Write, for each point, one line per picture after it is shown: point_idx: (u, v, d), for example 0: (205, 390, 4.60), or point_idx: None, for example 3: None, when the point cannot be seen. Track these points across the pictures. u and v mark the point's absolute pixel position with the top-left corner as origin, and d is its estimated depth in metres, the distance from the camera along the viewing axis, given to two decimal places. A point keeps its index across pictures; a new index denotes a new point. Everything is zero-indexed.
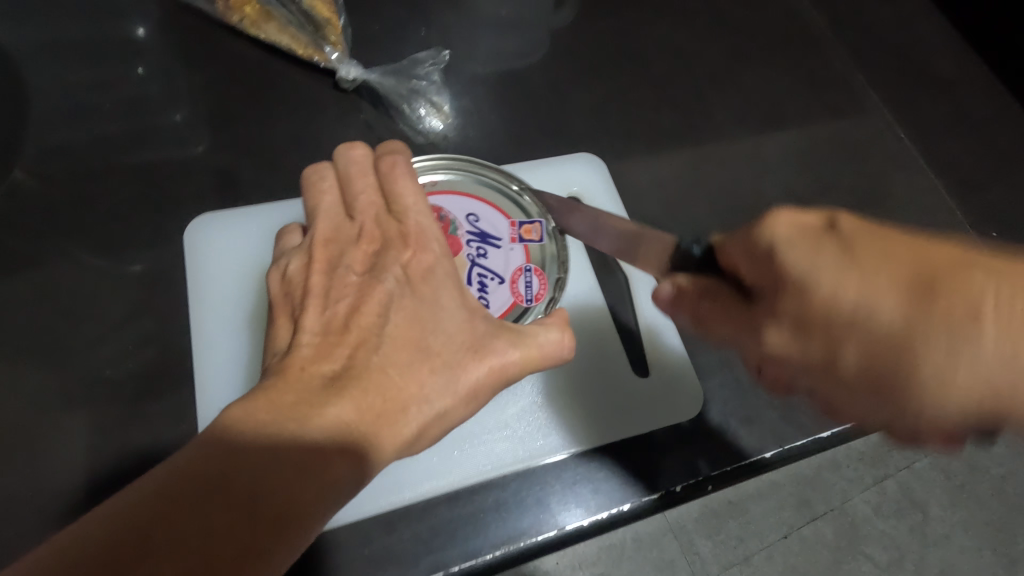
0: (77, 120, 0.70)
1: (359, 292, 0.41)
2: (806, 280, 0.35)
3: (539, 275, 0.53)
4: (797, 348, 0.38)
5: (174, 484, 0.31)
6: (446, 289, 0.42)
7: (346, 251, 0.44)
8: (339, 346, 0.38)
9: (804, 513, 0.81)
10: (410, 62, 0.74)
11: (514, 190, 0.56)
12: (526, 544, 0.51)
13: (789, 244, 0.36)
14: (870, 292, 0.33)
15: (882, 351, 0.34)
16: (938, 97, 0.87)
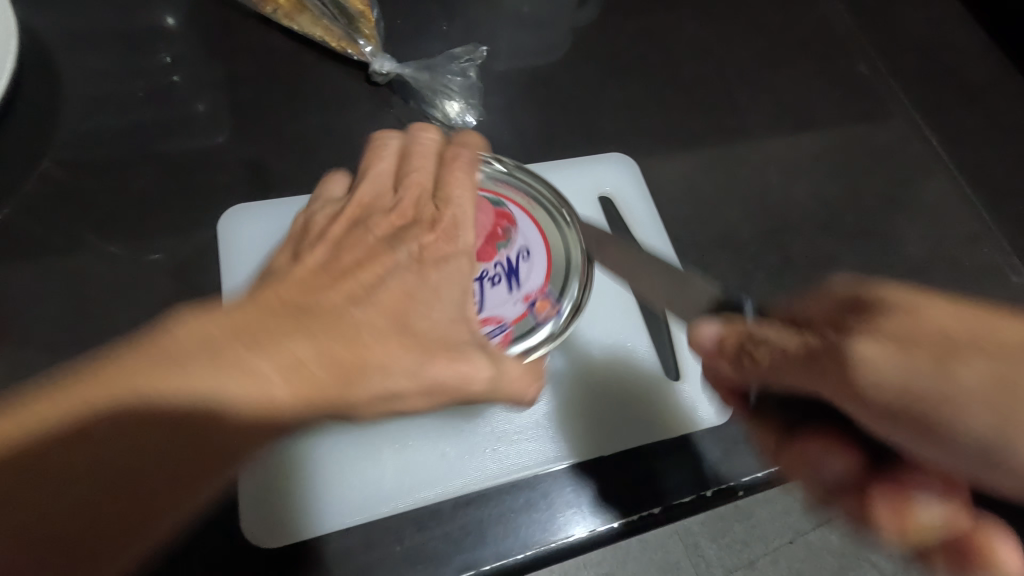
0: (107, 107, 0.70)
1: (372, 251, 0.43)
2: (884, 373, 0.31)
3: (505, 343, 0.48)
4: (892, 367, 0.31)
5: (146, 417, 0.33)
6: (453, 277, 0.43)
7: (374, 216, 0.46)
8: (343, 295, 0.40)
9: (811, 521, 0.99)
10: (446, 58, 0.73)
11: (578, 257, 0.53)
12: (556, 545, 0.51)
13: (883, 359, 0.31)
14: (945, 368, 0.30)
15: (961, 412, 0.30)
16: (971, 105, 0.87)
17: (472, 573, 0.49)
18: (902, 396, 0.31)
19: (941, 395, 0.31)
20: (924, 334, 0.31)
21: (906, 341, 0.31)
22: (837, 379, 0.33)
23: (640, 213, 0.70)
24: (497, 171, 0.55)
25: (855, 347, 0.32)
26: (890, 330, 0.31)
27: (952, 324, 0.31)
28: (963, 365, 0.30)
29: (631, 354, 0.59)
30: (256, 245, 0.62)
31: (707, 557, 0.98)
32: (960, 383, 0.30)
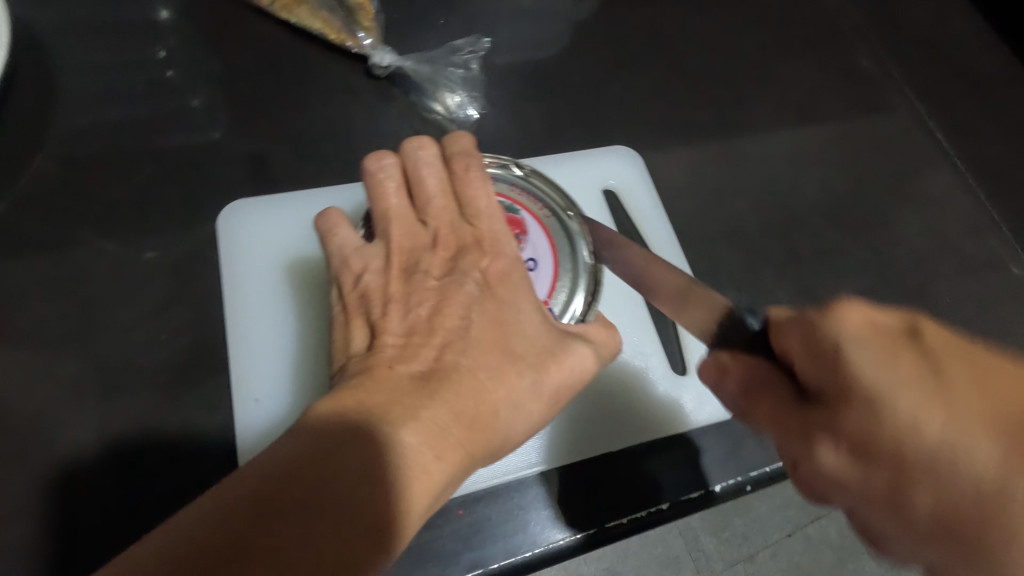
0: (102, 102, 0.69)
1: (440, 295, 0.39)
2: (875, 388, 0.30)
3: None
4: (854, 470, 0.31)
5: (264, 485, 0.28)
6: (524, 293, 0.40)
7: (422, 257, 0.41)
8: (425, 346, 0.36)
9: (808, 513, 1.00)
10: (448, 49, 0.72)
11: (587, 263, 0.49)
12: (565, 542, 0.51)
13: (858, 344, 0.31)
14: (934, 420, 0.29)
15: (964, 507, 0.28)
16: (974, 97, 0.86)
17: (481, 571, 0.49)
18: (944, 442, 0.28)
19: (927, 466, 0.29)
20: (898, 398, 0.29)
21: (861, 445, 0.31)
22: (808, 441, 0.33)
23: (645, 208, 0.69)
24: (517, 177, 0.53)
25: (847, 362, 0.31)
26: (843, 436, 0.31)
27: (950, 414, 0.28)
28: (906, 395, 0.29)
29: (637, 363, 0.58)
30: (261, 244, 0.61)
31: (706, 551, 0.98)
32: (962, 462, 0.28)
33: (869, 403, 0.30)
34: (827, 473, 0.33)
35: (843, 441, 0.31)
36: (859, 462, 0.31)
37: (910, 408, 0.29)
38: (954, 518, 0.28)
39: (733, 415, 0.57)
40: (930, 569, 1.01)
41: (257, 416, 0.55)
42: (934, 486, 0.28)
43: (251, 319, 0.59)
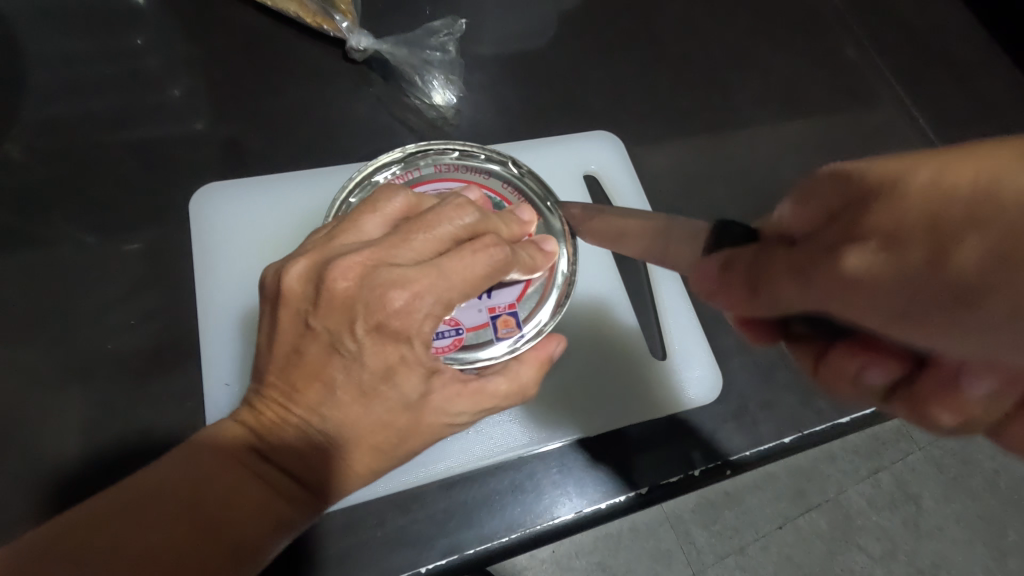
0: (75, 88, 0.68)
1: (363, 278, 0.34)
2: (895, 191, 0.21)
3: (455, 342, 0.43)
4: (885, 271, 0.21)
5: (201, 467, 0.37)
6: (458, 280, 0.35)
7: (359, 231, 0.38)
8: (345, 340, 0.35)
9: (800, 505, 1.00)
10: (425, 31, 0.70)
11: (562, 268, 0.46)
12: (542, 528, 0.50)
13: (892, 196, 0.21)
14: (1022, 166, 0.19)
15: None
16: (957, 83, 0.86)
17: (457, 556, 0.48)
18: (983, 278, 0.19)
19: (967, 214, 0.19)
20: (908, 216, 0.20)
21: (895, 233, 0.21)
22: (830, 279, 0.24)
23: (627, 193, 0.69)
24: (512, 174, 0.48)
25: (844, 259, 0.23)
26: (872, 225, 0.22)
27: (954, 163, 0.20)
28: (925, 169, 0.21)
29: (616, 346, 0.58)
30: (234, 226, 0.60)
31: (697, 543, 0.98)
32: (1004, 188, 0.18)
33: (884, 197, 0.22)
34: (855, 279, 0.23)
35: (873, 234, 0.22)
36: (893, 251, 0.21)
37: (936, 218, 0.20)
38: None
39: (711, 401, 0.57)
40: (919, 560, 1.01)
41: (223, 402, 0.54)
42: (991, 236, 0.18)
43: (221, 304, 0.57)
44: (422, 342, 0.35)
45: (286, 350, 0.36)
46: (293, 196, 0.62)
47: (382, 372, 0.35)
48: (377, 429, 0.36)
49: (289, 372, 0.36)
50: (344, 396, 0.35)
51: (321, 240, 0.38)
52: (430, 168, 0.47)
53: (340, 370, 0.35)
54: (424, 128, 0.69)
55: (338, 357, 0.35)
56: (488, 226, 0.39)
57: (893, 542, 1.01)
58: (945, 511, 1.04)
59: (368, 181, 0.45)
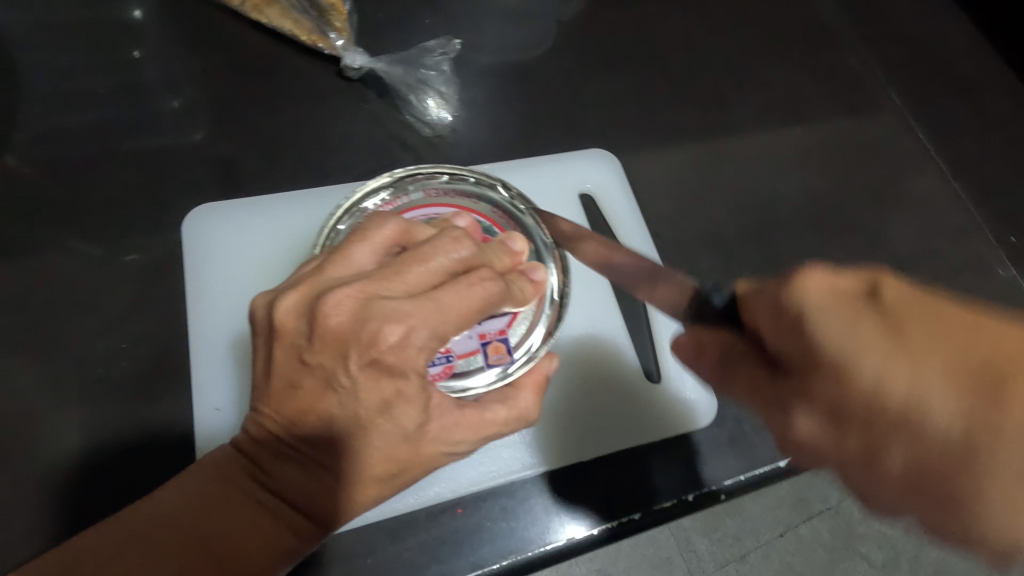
0: (72, 104, 0.68)
1: (357, 312, 0.34)
2: (846, 362, 0.29)
3: (445, 371, 0.42)
4: (825, 437, 0.32)
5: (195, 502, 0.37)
6: (454, 313, 0.35)
7: (350, 263, 0.37)
8: (337, 372, 0.34)
9: (801, 514, 1.07)
10: (419, 50, 0.70)
11: (553, 293, 0.45)
12: (534, 554, 0.50)
13: (822, 312, 0.29)
14: (920, 386, 0.27)
15: (938, 460, 0.28)
16: (958, 96, 0.86)
17: None
18: (911, 409, 0.27)
19: (893, 421, 0.28)
20: (850, 403, 0.29)
21: (836, 410, 0.30)
22: (787, 398, 0.33)
23: (621, 211, 0.68)
24: (502, 197, 0.47)
25: (794, 422, 0.33)
26: (819, 403, 0.31)
27: (895, 363, 0.27)
28: (869, 356, 0.28)
29: (609, 367, 0.57)
30: (227, 246, 0.60)
31: (697, 551, 1.06)
32: (919, 418, 0.27)
33: (838, 372, 0.29)
34: (799, 438, 0.34)
35: (817, 407, 0.31)
36: (832, 422, 0.31)
37: (867, 419, 0.29)
38: (933, 469, 0.28)
39: (707, 424, 0.56)
40: (918, 566, 1.10)
41: (213, 426, 0.53)
42: (905, 442, 0.28)
43: (213, 326, 0.57)
44: (419, 375, 0.35)
45: (282, 384, 0.35)
46: (285, 214, 0.62)
47: (378, 406, 0.35)
48: (374, 460, 0.36)
49: (284, 404, 0.35)
50: (341, 429, 0.35)
51: (311, 272, 0.37)
52: (419, 193, 0.47)
53: (335, 405, 0.34)
54: (420, 146, 0.68)
55: (333, 393, 0.34)
56: (483, 258, 0.38)
57: (897, 550, 1.09)
58: None
59: (357, 208, 0.45)
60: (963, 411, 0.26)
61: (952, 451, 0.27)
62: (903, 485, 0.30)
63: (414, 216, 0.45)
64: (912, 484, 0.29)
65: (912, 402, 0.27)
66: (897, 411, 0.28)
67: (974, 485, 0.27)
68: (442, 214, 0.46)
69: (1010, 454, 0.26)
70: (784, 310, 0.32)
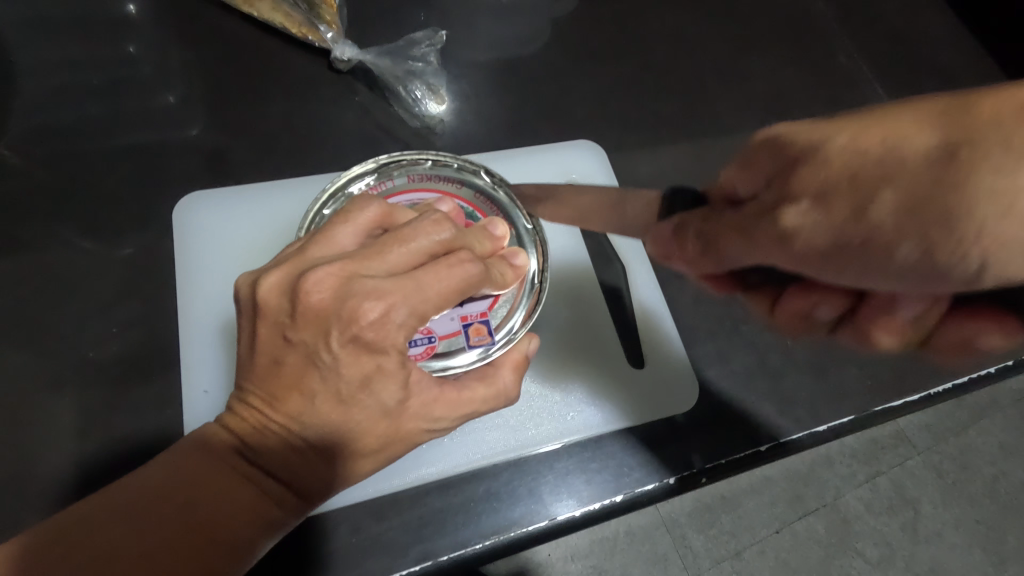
0: (66, 95, 0.69)
1: (338, 289, 0.35)
2: (818, 146, 0.33)
3: (428, 351, 0.43)
4: (820, 218, 0.32)
5: (183, 473, 0.38)
6: (434, 291, 0.36)
7: (332, 244, 0.38)
8: (318, 346, 0.35)
9: (796, 510, 1.09)
10: (407, 42, 0.71)
11: (532, 276, 0.46)
12: (517, 534, 0.50)
13: (794, 131, 0.38)
14: (900, 133, 0.29)
15: (925, 193, 0.27)
16: (946, 90, 0.86)
17: (430, 563, 0.48)
18: (855, 147, 0.31)
19: (875, 174, 0.29)
20: (831, 176, 0.32)
21: (824, 189, 0.32)
22: (768, 241, 0.37)
23: None
24: (484, 183, 0.48)
25: (786, 215, 0.34)
26: (802, 189, 0.33)
27: (863, 129, 0.32)
28: (841, 131, 0.33)
29: (593, 353, 0.58)
30: (217, 235, 0.61)
31: (693, 548, 1.07)
32: (905, 146, 0.29)
33: (807, 154, 0.34)
34: (802, 244, 0.34)
35: (806, 193, 0.33)
36: (822, 205, 0.32)
37: (853, 173, 0.30)
38: (929, 196, 0.27)
39: (689, 408, 0.57)
40: (913, 561, 1.11)
41: (201, 409, 0.54)
42: (883, 165, 0.29)
43: (202, 313, 0.58)
44: (399, 352, 0.36)
45: (264, 361, 0.36)
46: (275, 204, 0.63)
47: (359, 381, 0.35)
48: (354, 434, 0.36)
49: (268, 381, 0.36)
50: (322, 403, 0.35)
51: (294, 252, 0.38)
52: (403, 178, 0.48)
53: (317, 381, 0.35)
54: (409, 137, 0.69)
55: (315, 369, 0.35)
56: (463, 241, 0.39)
57: (891, 547, 1.11)
58: (943, 517, 1.14)
59: (342, 192, 0.46)
60: (931, 122, 0.29)
61: (933, 164, 0.27)
62: (859, 244, 0.31)
63: (398, 200, 0.47)
64: (913, 226, 0.28)
65: (881, 172, 0.29)
66: (875, 161, 0.29)
67: (883, 258, 0.31)
68: (425, 198, 0.47)
69: (998, 166, 0.25)
70: (781, 152, 0.37)
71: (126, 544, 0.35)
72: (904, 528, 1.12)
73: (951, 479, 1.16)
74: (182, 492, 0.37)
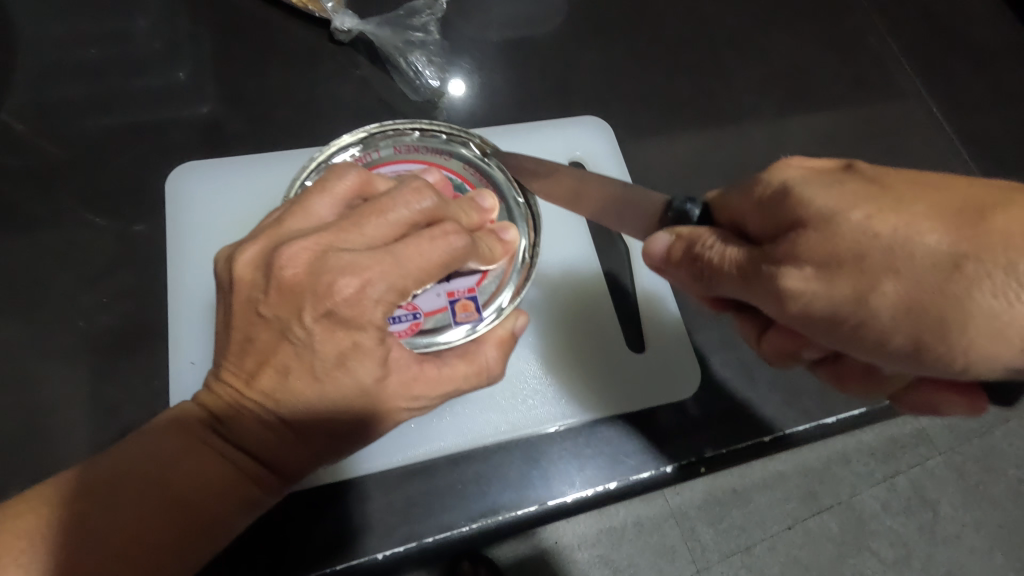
0: (68, 67, 0.68)
1: (315, 265, 0.33)
2: (830, 214, 0.31)
3: (411, 327, 0.41)
4: (822, 288, 0.31)
5: (160, 445, 0.37)
6: (415, 267, 0.34)
7: (309, 217, 0.36)
8: (292, 319, 0.34)
9: (810, 507, 1.06)
10: (406, 12, 0.69)
11: (525, 256, 0.45)
12: (505, 518, 0.49)
13: (803, 183, 0.33)
14: (911, 227, 0.29)
15: (927, 297, 0.29)
16: (977, 70, 0.82)
17: (416, 544, 0.47)
18: (891, 248, 0.29)
19: (888, 260, 0.29)
20: (840, 249, 0.30)
21: (829, 258, 0.30)
22: (761, 287, 0.34)
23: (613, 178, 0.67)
24: (473, 156, 0.47)
25: (783, 279, 0.32)
26: (807, 253, 0.31)
27: (880, 209, 0.30)
28: (863, 205, 0.30)
29: (591, 337, 0.56)
30: (211, 209, 0.60)
31: (702, 540, 1.04)
32: (916, 241, 0.29)
33: (825, 222, 0.31)
34: (797, 309, 0.32)
35: (809, 258, 0.31)
36: (825, 275, 0.31)
37: (861, 254, 0.30)
38: (925, 301, 0.29)
39: (688, 396, 0.55)
40: (930, 563, 1.08)
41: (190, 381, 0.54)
42: (897, 282, 0.29)
43: (194, 286, 0.57)
44: (377, 329, 0.34)
45: (238, 339, 0.35)
46: (270, 179, 0.62)
47: (334, 357, 0.34)
48: (330, 409, 0.35)
49: (242, 356, 0.35)
50: (293, 379, 0.34)
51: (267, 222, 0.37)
52: (390, 149, 0.46)
53: (291, 356, 0.34)
54: (409, 112, 0.68)
55: (288, 343, 0.34)
56: (447, 211, 0.38)
57: (908, 549, 1.08)
58: (963, 518, 1.10)
59: (327, 162, 0.45)
60: (945, 229, 0.29)
61: (936, 271, 0.28)
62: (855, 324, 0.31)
63: (384, 171, 0.45)
64: (913, 325, 0.30)
65: (894, 261, 0.29)
66: (889, 251, 0.29)
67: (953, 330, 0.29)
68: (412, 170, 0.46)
69: (990, 286, 0.28)
70: (784, 207, 0.33)
71: (99, 514, 0.34)
72: (924, 530, 1.09)
73: (974, 480, 1.12)
74: (159, 462, 0.36)
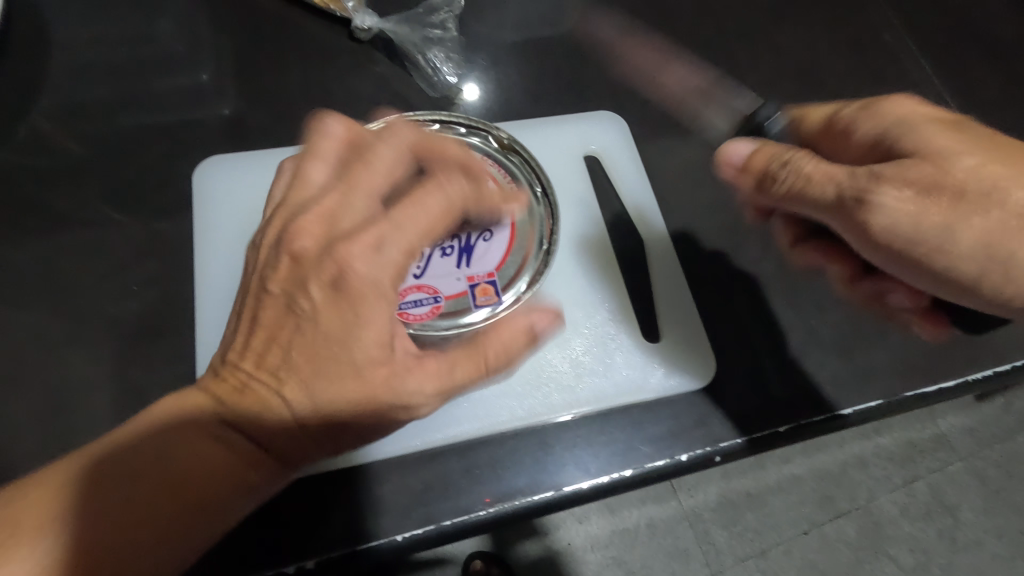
0: (99, 66, 0.71)
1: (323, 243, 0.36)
2: (937, 152, 0.43)
3: (432, 310, 0.43)
4: (914, 207, 0.42)
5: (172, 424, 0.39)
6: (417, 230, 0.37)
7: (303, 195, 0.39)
8: (301, 293, 0.36)
9: (827, 511, 1.05)
10: (426, 9, 0.71)
11: (543, 246, 0.46)
12: (520, 503, 0.50)
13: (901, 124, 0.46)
14: (999, 179, 0.43)
15: (995, 231, 0.43)
16: (995, 68, 0.82)
17: (433, 527, 0.48)
18: (981, 188, 0.43)
19: (969, 199, 0.43)
20: (946, 182, 0.43)
21: (930, 185, 0.43)
22: (853, 213, 0.44)
23: (628, 171, 0.66)
24: (491, 149, 0.49)
25: (883, 195, 0.42)
26: (910, 180, 0.43)
27: (985, 161, 0.43)
28: (965, 156, 0.43)
29: (606, 325, 0.57)
30: (235, 202, 0.62)
31: (716, 544, 1.04)
32: (999, 190, 0.43)
33: (935, 159, 0.43)
34: (879, 229, 0.43)
35: (913, 183, 0.42)
36: (921, 199, 0.42)
37: (959, 187, 0.43)
38: (998, 236, 0.43)
39: (703, 385, 0.56)
40: (949, 568, 1.06)
41: None
42: (976, 220, 0.43)
43: (218, 275, 0.59)
44: None
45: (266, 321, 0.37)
46: None
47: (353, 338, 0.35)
48: (333, 393, 0.36)
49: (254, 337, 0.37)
50: (298, 357, 0.36)
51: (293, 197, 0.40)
52: None
53: (298, 334, 0.36)
54: (427, 109, 0.69)
55: (294, 317, 0.36)
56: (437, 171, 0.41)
57: (927, 553, 1.06)
58: (985, 525, 1.08)
59: None
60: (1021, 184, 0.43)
61: (1009, 211, 0.43)
62: (931, 246, 0.44)
63: None
64: (982, 249, 0.44)
65: (980, 193, 0.43)
66: (976, 194, 0.43)
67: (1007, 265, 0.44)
68: None
69: None
70: (899, 144, 0.45)
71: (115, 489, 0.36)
72: (943, 536, 1.07)
73: (996, 485, 1.10)
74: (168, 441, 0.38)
